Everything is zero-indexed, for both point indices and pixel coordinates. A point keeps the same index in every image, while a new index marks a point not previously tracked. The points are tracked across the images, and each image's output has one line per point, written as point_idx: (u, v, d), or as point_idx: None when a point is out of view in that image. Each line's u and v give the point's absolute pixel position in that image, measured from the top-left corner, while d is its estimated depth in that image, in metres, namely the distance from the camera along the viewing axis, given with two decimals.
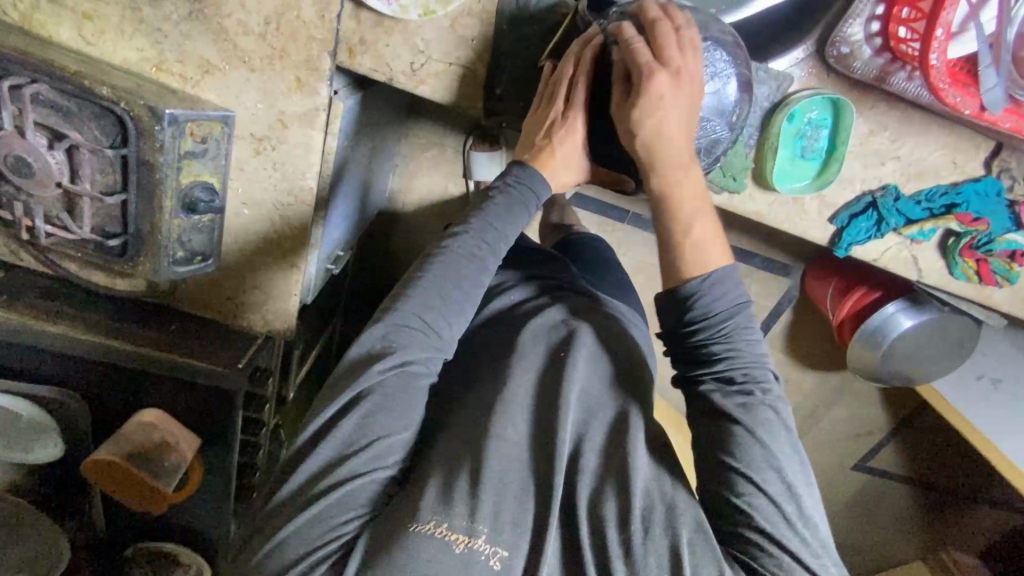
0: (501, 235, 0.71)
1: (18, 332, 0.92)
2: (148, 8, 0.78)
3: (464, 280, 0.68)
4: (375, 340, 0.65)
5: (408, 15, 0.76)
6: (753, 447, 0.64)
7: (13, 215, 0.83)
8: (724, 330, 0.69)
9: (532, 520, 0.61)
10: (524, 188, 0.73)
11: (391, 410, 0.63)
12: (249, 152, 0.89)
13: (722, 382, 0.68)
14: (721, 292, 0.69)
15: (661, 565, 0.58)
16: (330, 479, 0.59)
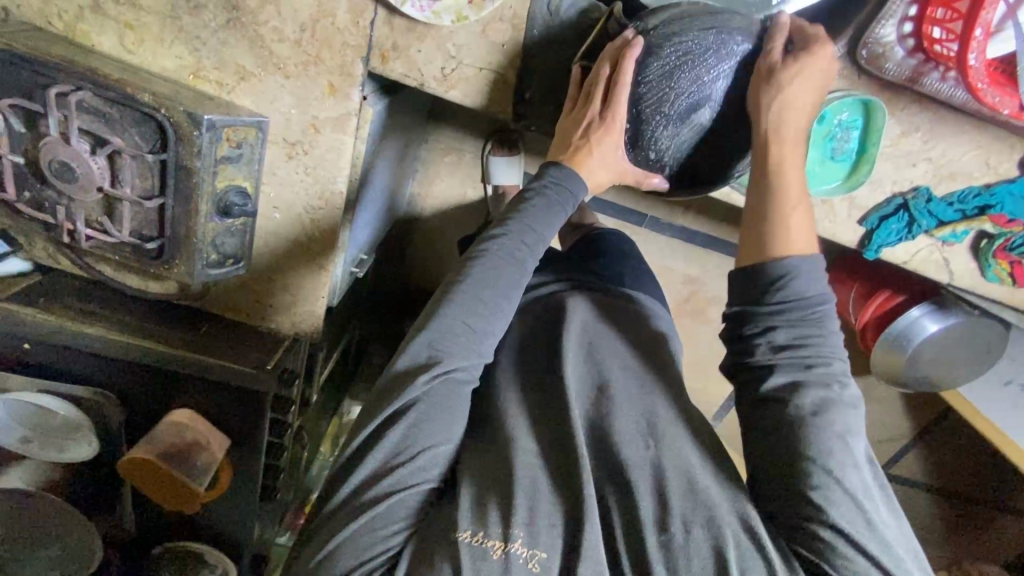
0: (541, 238, 0.72)
1: (53, 334, 0.92)
2: (187, 17, 0.80)
3: (505, 284, 0.69)
4: (419, 350, 0.65)
5: (441, 21, 0.77)
6: (838, 437, 0.64)
7: (55, 219, 0.85)
8: (816, 318, 0.68)
9: (568, 522, 0.61)
10: (561, 190, 0.74)
11: (435, 418, 0.63)
12: (281, 157, 0.90)
13: (808, 368, 0.67)
14: (813, 280, 0.69)
15: (703, 565, 0.60)
16: (377, 488, 0.60)
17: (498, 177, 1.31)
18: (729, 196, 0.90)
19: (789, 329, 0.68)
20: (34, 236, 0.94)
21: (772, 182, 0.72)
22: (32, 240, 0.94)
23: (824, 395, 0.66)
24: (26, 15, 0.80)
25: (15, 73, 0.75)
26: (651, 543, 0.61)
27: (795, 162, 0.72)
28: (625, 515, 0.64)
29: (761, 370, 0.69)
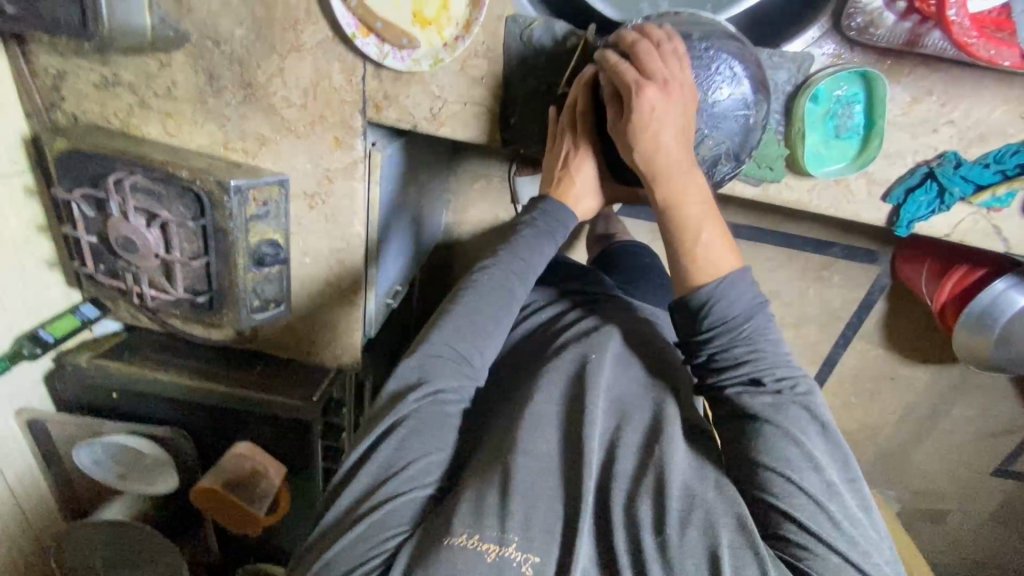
0: (530, 266, 0.77)
1: (134, 381, 1.07)
2: (212, 99, 0.91)
3: (496, 310, 0.74)
4: (412, 371, 0.70)
5: (421, 67, 0.83)
6: (790, 449, 0.63)
7: (127, 286, 0.99)
8: (742, 335, 0.70)
9: (561, 527, 0.61)
10: (551, 225, 0.80)
11: (426, 431, 0.68)
12: (304, 209, 1.00)
13: (750, 387, 0.69)
14: (736, 299, 0.70)
15: (697, 566, 0.57)
16: (371, 501, 0.63)
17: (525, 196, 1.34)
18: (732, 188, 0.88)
19: (725, 345, 0.70)
20: (118, 300, 1.08)
21: (664, 218, 0.73)
22: (117, 303, 1.09)
23: (772, 404, 0.67)
24: (92, 118, 0.95)
25: (86, 167, 0.90)
26: (647, 544, 0.58)
27: (687, 182, 0.72)
28: (626, 517, 0.61)
29: (714, 389, 0.72)
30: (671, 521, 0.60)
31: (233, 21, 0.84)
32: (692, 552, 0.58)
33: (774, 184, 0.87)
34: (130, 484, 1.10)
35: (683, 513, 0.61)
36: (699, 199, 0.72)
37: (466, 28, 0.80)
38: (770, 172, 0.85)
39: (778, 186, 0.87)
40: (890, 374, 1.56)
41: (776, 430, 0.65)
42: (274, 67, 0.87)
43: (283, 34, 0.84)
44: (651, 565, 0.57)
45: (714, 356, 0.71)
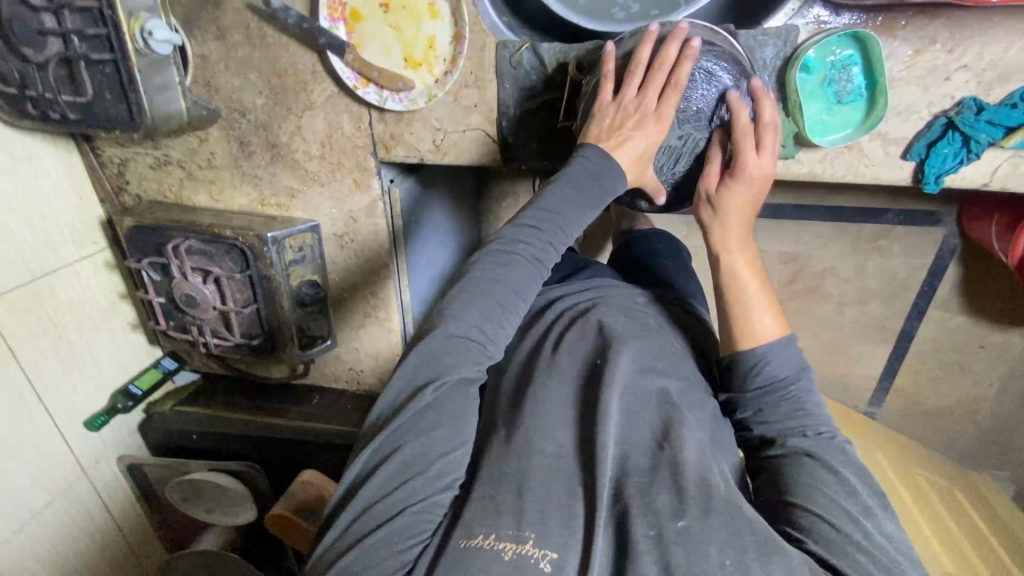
0: (562, 227, 0.68)
1: (208, 422, 1.19)
2: (245, 163, 1.02)
3: (526, 279, 0.66)
4: (427, 358, 0.63)
5: (417, 104, 0.89)
6: (828, 476, 0.64)
7: (194, 337, 1.12)
8: (788, 396, 0.72)
9: (585, 526, 0.58)
10: (589, 173, 0.68)
11: (442, 426, 0.60)
12: (336, 249, 1.09)
13: (795, 436, 0.70)
14: (782, 361, 0.72)
15: (720, 550, 0.55)
16: (388, 508, 0.57)
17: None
18: None
19: (773, 403, 0.72)
20: (195, 353, 1.22)
21: (720, 281, 0.76)
22: (194, 354, 1.22)
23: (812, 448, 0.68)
24: (152, 195, 1.09)
25: (149, 239, 1.03)
26: (667, 530, 0.57)
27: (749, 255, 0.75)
28: (644, 506, 0.60)
29: (759, 442, 0.73)
30: (692, 506, 0.59)
31: (253, 93, 0.95)
32: (715, 534, 0.56)
33: (786, 160, 0.85)
34: (217, 516, 1.22)
35: (702, 504, 0.59)
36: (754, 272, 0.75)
37: (453, 62, 0.85)
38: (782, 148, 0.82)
39: (789, 162, 0.85)
40: (979, 343, 1.53)
41: (815, 465, 0.65)
42: (293, 126, 0.97)
43: (295, 96, 0.94)
44: (673, 547, 0.55)
45: (761, 414, 0.73)
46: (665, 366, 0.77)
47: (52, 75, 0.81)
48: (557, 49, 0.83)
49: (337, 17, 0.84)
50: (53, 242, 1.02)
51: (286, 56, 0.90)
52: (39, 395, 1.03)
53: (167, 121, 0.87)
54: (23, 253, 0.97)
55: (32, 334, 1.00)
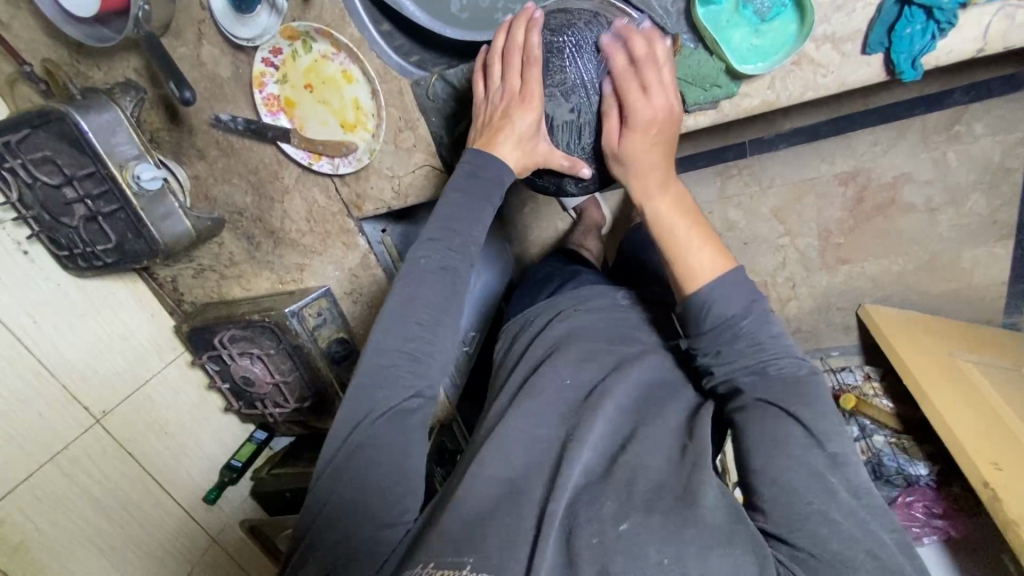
0: (468, 239, 0.72)
1: (300, 478, 1.36)
2: (258, 254, 1.15)
3: (444, 298, 0.71)
4: (366, 398, 0.69)
5: (364, 161, 0.95)
6: (793, 428, 0.62)
7: (261, 410, 1.27)
8: (743, 334, 0.69)
9: (526, 547, 0.61)
10: (480, 180, 0.72)
11: (382, 461, 0.67)
12: (350, 304, 1.19)
13: (756, 376, 0.68)
14: (727, 299, 0.70)
15: (659, 549, 0.58)
16: (339, 537, 0.65)
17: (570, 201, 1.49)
18: (683, 125, 0.81)
19: (717, 348, 0.71)
20: (279, 422, 1.39)
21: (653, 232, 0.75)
22: (280, 424, 1.39)
23: (777, 389, 0.66)
24: (202, 299, 1.27)
25: (203, 337, 1.20)
26: (609, 536, 0.60)
27: (673, 197, 0.75)
28: (590, 514, 0.62)
29: (727, 387, 0.71)
30: (636, 506, 0.62)
31: (242, 193, 1.08)
32: (656, 534, 0.59)
33: (735, 98, 0.78)
34: None
35: (647, 508, 0.62)
36: (682, 213, 0.75)
37: (379, 114, 0.91)
38: (720, 88, 0.76)
39: (738, 99, 0.77)
40: None
41: (784, 419, 0.63)
42: (280, 212, 1.08)
43: (272, 186, 1.05)
44: (615, 556, 0.58)
45: (715, 356, 0.71)
46: (630, 366, 0.80)
47: (86, 232, 0.99)
48: (463, 70, 0.85)
49: (276, 109, 0.93)
50: (142, 359, 1.23)
51: (255, 156, 1.02)
52: (164, 485, 1.25)
53: (179, 241, 1.02)
54: (121, 375, 1.18)
55: (144, 436, 1.22)
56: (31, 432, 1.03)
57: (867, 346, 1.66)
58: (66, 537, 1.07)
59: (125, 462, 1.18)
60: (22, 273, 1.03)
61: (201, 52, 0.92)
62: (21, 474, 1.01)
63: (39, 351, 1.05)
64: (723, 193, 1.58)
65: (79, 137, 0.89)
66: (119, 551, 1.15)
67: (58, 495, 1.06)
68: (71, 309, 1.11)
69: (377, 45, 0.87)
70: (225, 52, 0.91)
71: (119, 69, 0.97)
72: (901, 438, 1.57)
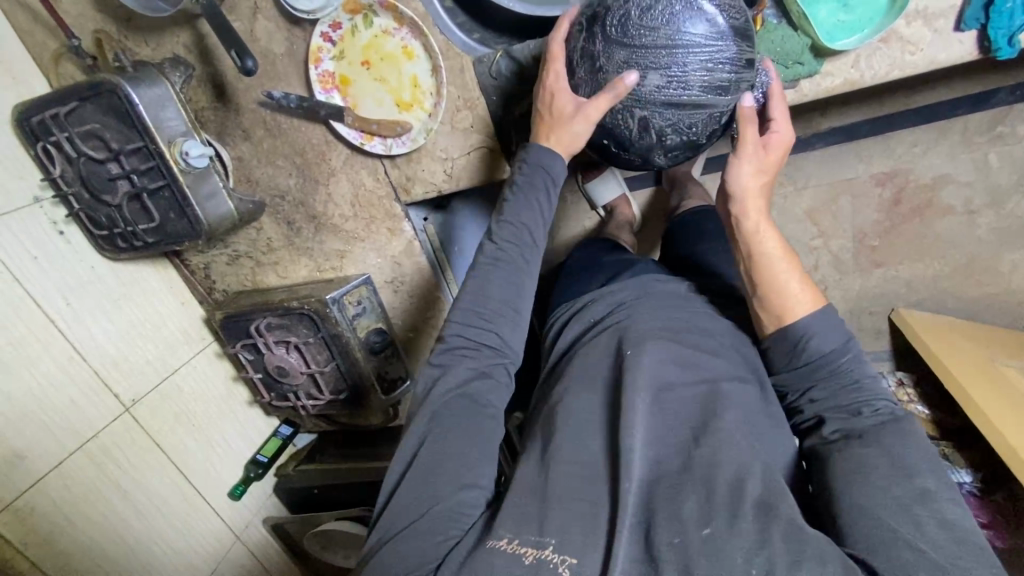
0: (530, 230, 0.75)
1: (326, 476, 1.31)
2: (297, 240, 1.12)
3: (508, 285, 0.73)
4: (441, 373, 0.71)
5: (419, 142, 0.93)
6: (875, 455, 0.61)
7: (294, 402, 1.23)
8: (839, 371, 0.69)
9: (606, 534, 0.60)
10: (535, 177, 0.75)
11: (458, 430, 0.66)
12: (390, 294, 1.16)
13: (850, 416, 0.67)
14: (826, 333, 0.70)
15: (747, 557, 0.54)
16: (418, 507, 0.62)
17: (603, 197, 1.46)
18: None
19: (815, 384, 0.71)
20: (306, 418, 1.35)
21: (751, 273, 0.74)
22: (306, 420, 1.35)
23: (865, 423, 0.65)
24: (235, 287, 1.23)
25: (238, 326, 1.16)
26: (693, 538, 0.56)
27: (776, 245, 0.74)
28: (670, 512, 0.59)
29: (813, 421, 0.70)
30: (719, 512, 0.58)
31: (285, 176, 1.05)
32: (742, 540, 0.56)
33: (812, 81, 0.75)
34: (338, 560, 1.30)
35: (733, 506, 0.59)
36: (785, 262, 0.73)
37: (438, 92, 0.89)
38: (801, 67, 0.73)
39: (815, 81, 0.75)
40: None
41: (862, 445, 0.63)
42: (324, 195, 1.05)
43: (318, 168, 1.02)
44: (698, 560, 0.55)
45: (807, 392, 0.72)
46: (692, 351, 0.76)
47: (128, 211, 0.96)
48: (529, 46, 0.84)
49: (330, 87, 0.90)
50: (171, 347, 1.18)
51: (303, 137, 1.00)
52: (188, 478, 1.20)
53: (221, 222, 0.99)
54: (151, 363, 1.14)
55: (173, 430, 1.17)
56: (63, 417, 0.98)
57: (901, 351, 1.62)
58: (95, 531, 1.02)
59: (152, 454, 1.13)
60: (55, 253, 1.00)
61: (255, 27, 0.89)
62: (53, 460, 0.96)
63: (72, 335, 1.01)
64: None
65: (129, 110, 0.86)
66: (149, 545, 1.11)
67: (88, 485, 1.01)
68: (105, 293, 1.07)
69: (441, 21, 0.86)
70: (280, 27, 0.88)
71: (167, 45, 0.95)
72: (940, 445, 1.49)
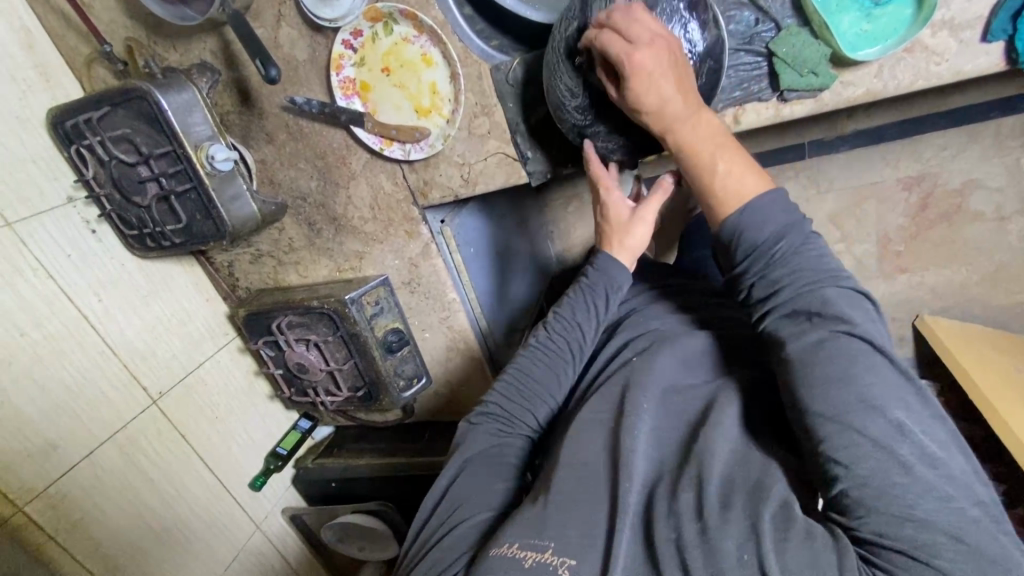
0: (579, 322, 0.85)
1: (343, 469, 1.34)
2: (319, 241, 1.15)
3: (554, 374, 0.84)
4: (488, 424, 0.81)
5: (436, 148, 0.94)
6: (833, 375, 0.57)
7: (313, 398, 1.26)
8: (777, 260, 0.64)
9: (606, 536, 0.60)
10: (599, 273, 0.85)
11: (490, 472, 0.75)
12: (407, 295, 1.19)
13: (797, 313, 0.62)
14: (761, 223, 0.65)
15: (738, 545, 0.54)
16: (447, 525, 0.70)
17: None
18: (780, 114, 0.78)
19: (754, 283, 0.66)
20: (325, 413, 1.38)
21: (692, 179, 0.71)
22: (324, 415, 1.39)
23: (817, 326, 0.60)
24: (257, 284, 1.27)
25: (259, 323, 1.19)
26: (689, 531, 0.57)
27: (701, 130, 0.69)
28: (669, 508, 0.60)
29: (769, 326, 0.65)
30: (713, 505, 0.58)
31: (307, 178, 1.07)
32: (736, 529, 0.56)
33: (827, 92, 0.75)
34: (350, 549, 1.38)
35: (726, 496, 0.59)
36: (713, 145, 0.69)
37: (456, 99, 0.90)
38: (816, 77, 0.72)
39: (833, 92, 0.74)
40: None
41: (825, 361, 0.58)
42: (344, 198, 1.08)
43: (339, 172, 1.05)
44: (695, 552, 0.55)
45: (754, 295, 0.67)
46: (705, 356, 0.77)
47: (156, 212, 1.00)
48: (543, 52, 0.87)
49: (351, 93, 0.92)
50: (197, 341, 1.23)
51: (324, 141, 1.02)
52: (210, 467, 1.24)
53: (245, 224, 1.02)
54: (177, 357, 1.18)
55: (196, 422, 1.21)
56: (95, 409, 1.02)
57: (924, 359, 1.58)
58: (120, 515, 1.05)
59: (176, 442, 1.17)
60: (88, 251, 1.04)
61: (278, 34, 0.91)
62: (85, 450, 1.00)
63: (104, 328, 1.05)
64: None
65: (157, 115, 0.89)
66: (170, 529, 1.14)
67: (116, 474, 1.05)
68: (133, 289, 1.11)
69: (459, 29, 0.87)
70: (303, 35, 0.90)
71: (195, 50, 0.98)
72: None
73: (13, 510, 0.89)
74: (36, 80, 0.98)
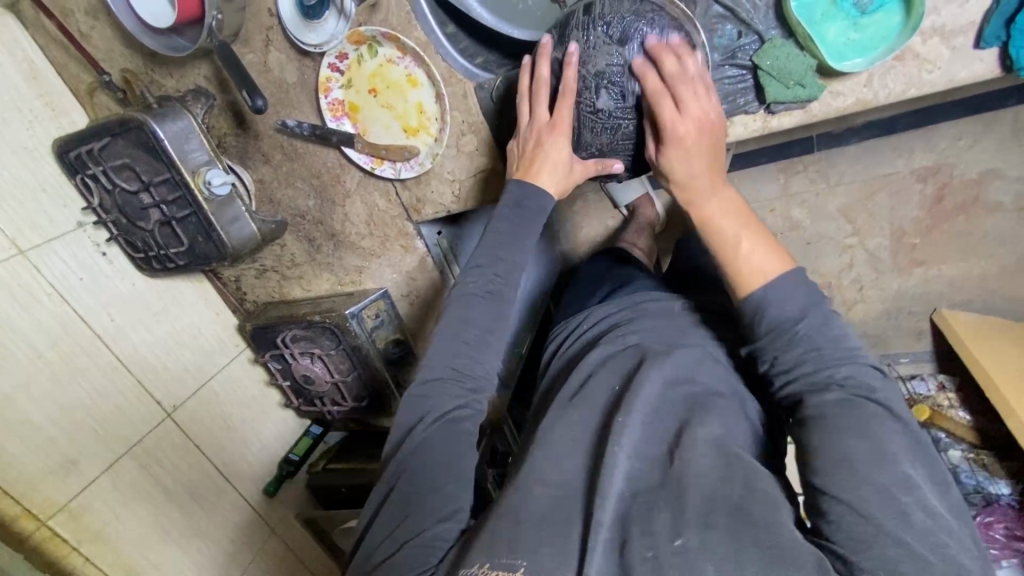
0: (511, 264, 0.76)
1: (354, 473, 1.38)
2: (319, 256, 1.17)
3: (490, 325, 0.75)
4: (422, 402, 0.73)
5: (426, 166, 0.95)
6: (854, 445, 0.56)
7: (320, 407, 1.30)
8: (800, 337, 0.64)
9: (580, 550, 0.60)
10: (523, 209, 0.77)
11: (433, 468, 0.68)
12: (406, 306, 1.20)
13: (821, 387, 0.62)
14: (785, 300, 0.65)
15: (716, 567, 0.55)
16: (399, 538, 0.65)
17: (624, 198, 1.45)
18: (768, 125, 0.76)
19: (775, 357, 0.66)
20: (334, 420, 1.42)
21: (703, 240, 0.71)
22: (333, 421, 1.43)
23: (840, 397, 0.60)
24: (263, 298, 1.30)
25: (266, 337, 1.23)
26: (664, 550, 0.57)
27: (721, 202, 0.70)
28: (644, 527, 0.59)
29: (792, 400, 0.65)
30: (690, 523, 0.58)
31: (304, 197, 1.09)
32: (714, 552, 0.56)
33: (816, 102, 0.73)
34: None
35: (703, 515, 0.59)
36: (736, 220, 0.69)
37: (442, 118, 0.91)
38: (804, 88, 0.70)
39: (821, 102, 0.73)
40: None
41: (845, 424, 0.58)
42: (341, 215, 1.09)
43: (334, 190, 1.06)
44: (668, 570, 0.55)
45: (777, 371, 0.66)
46: (690, 369, 0.75)
47: (160, 236, 1.03)
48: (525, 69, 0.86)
49: (340, 114, 0.94)
50: (208, 353, 1.27)
51: (318, 160, 1.03)
52: (223, 473, 1.28)
53: (246, 244, 1.05)
54: (189, 370, 1.22)
55: (208, 431, 1.26)
56: (112, 424, 1.07)
57: (941, 354, 1.53)
58: (140, 524, 1.11)
59: (190, 451, 1.21)
60: (100, 273, 1.08)
61: (268, 58, 0.92)
62: (102, 465, 1.05)
63: (116, 347, 1.09)
64: (786, 190, 1.48)
65: (155, 145, 0.92)
66: (186, 533, 1.20)
67: (135, 484, 1.10)
68: (144, 307, 1.15)
69: (443, 48, 0.87)
70: (291, 58, 0.91)
71: (190, 76, 1.00)
72: (979, 454, 1.44)
73: (37, 524, 0.95)
74: (42, 110, 1.01)
